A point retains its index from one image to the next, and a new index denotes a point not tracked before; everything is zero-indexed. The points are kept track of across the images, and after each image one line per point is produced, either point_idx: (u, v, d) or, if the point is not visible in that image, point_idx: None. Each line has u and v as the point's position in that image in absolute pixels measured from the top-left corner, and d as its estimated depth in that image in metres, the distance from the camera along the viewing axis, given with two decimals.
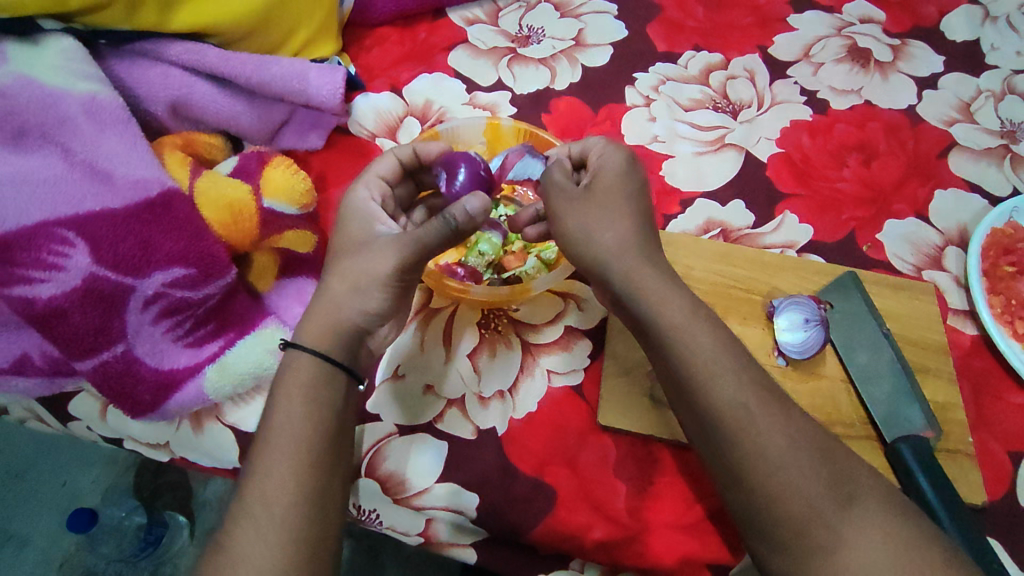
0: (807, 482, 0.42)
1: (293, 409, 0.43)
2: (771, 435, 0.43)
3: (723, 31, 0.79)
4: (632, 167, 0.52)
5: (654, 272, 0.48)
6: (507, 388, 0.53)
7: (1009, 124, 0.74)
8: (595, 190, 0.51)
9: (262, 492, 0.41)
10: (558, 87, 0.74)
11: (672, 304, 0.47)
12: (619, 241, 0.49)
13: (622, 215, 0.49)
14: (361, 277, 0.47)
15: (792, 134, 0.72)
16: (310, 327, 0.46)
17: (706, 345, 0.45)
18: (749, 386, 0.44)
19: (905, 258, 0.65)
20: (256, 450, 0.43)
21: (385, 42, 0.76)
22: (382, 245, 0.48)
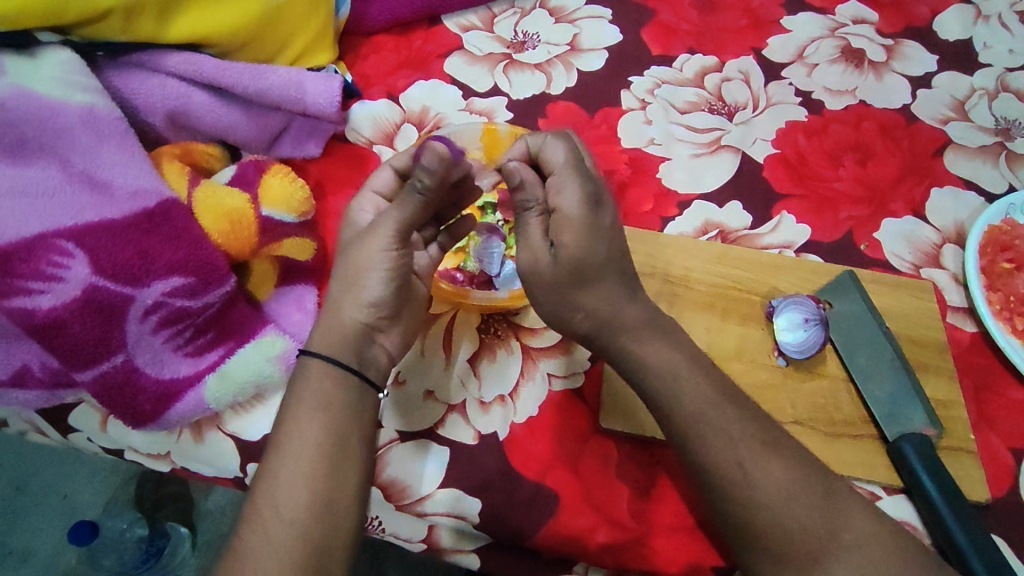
0: (800, 528, 0.42)
1: (309, 418, 0.43)
2: (765, 482, 0.42)
3: (716, 33, 0.80)
4: (592, 208, 0.44)
5: (645, 334, 0.46)
6: (507, 393, 0.53)
7: (1003, 122, 0.75)
8: (559, 261, 0.45)
9: (274, 497, 0.41)
10: (553, 91, 0.74)
11: (661, 365, 0.46)
12: (594, 317, 0.46)
13: (592, 278, 0.45)
14: (356, 273, 0.46)
15: (788, 135, 0.72)
16: (319, 335, 0.46)
17: (697, 403, 0.45)
18: (748, 437, 0.44)
19: (902, 257, 0.65)
20: (267, 460, 0.42)
21: (381, 50, 0.77)
22: (369, 233, 0.47)
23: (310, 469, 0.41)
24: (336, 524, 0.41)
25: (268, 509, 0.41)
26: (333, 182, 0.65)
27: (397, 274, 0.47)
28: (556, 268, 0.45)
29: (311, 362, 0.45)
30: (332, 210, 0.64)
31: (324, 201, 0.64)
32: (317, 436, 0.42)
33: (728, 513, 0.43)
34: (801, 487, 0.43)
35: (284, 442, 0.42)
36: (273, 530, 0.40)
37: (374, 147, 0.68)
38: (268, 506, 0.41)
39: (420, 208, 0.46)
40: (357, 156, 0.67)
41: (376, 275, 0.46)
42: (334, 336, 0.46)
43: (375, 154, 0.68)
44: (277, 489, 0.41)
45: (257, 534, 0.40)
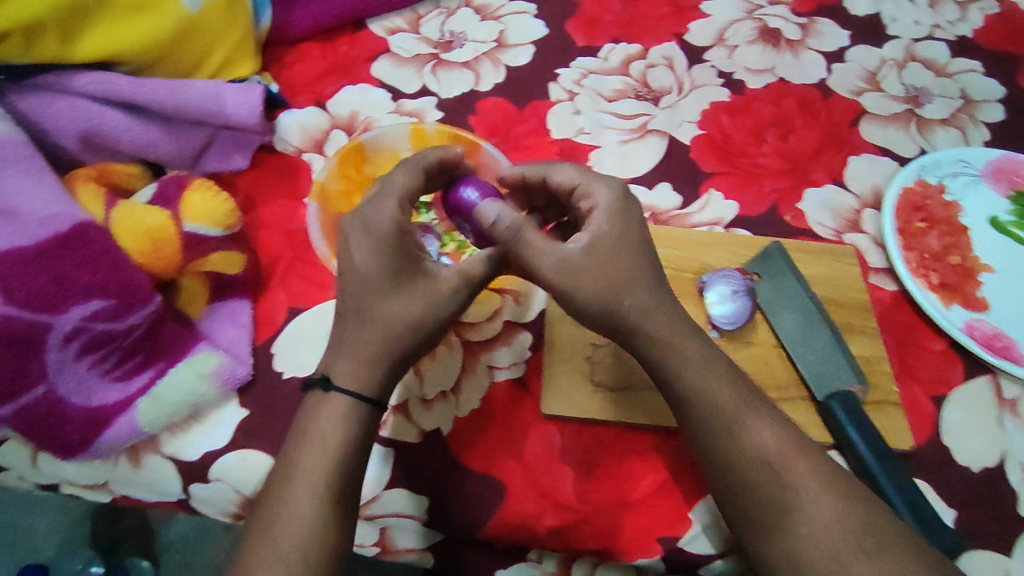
0: (826, 535, 0.42)
1: (323, 443, 0.45)
2: (790, 481, 0.44)
3: (639, 21, 0.82)
4: (623, 201, 0.50)
5: (674, 330, 0.49)
6: (448, 388, 0.54)
7: (912, 89, 0.79)
8: (597, 251, 0.49)
9: (282, 517, 0.43)
10: (482, 87, 0.75)
11: (696, 370, 0.48)
12: (642, 309, 0.48)
13: (612, 267, 0.48)
14: (382, 326, 0.47)
15: (712, 116, 0.74)
16: (341, 367, 0.47)
17: (713, 387, 0.47)
18: (760, 417, 0.47)
19: (825, 224, 0.68)
20: (280, 475, 0.45)
21: (307, 58, 0.77)
22: (399, 290, 0.48)
23: (319, 490, 0.43)
24: (329, 556, 0.43)
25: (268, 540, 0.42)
26: (263, 194, 0.65)
27: (424, 324, 0.48)
28: (589, 257, 0.48)
29: (335, 397, 0.46)
30: (262, 220, 0.63)
31: (254, 213, 0.63)
32: (321, 469, 0.44)
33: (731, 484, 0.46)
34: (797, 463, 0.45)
35: (293, 475, 0.44)
36: (278, 545, 0.42)
37: (304, 155, 0.68)
38: (269, 537, 0.42)
39: (431, 304, 0.48)
40: (286, 165, 0.67)
41: (406, 328, 0.48)
42: (359, 365, 0.47)
43: (305, 162, 0.67)
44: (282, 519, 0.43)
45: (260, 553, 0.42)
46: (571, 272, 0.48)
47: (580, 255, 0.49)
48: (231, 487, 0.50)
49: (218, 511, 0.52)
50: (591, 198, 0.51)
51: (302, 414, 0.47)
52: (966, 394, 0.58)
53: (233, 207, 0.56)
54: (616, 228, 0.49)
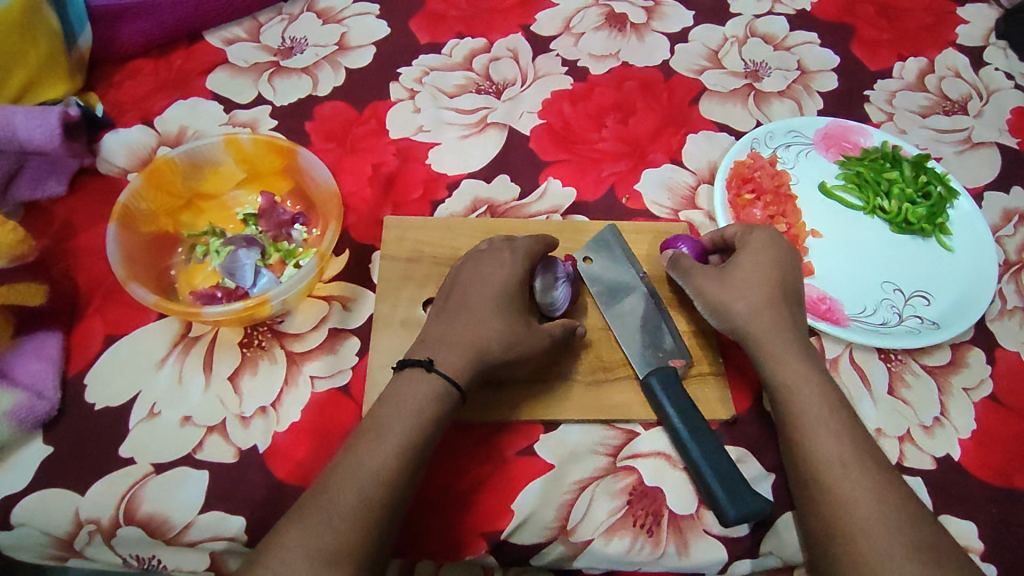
0: (858, 505, 0.42)
1: (405, 414, 0.45)
2: (826, 454, 0.45)
3: (485, 15, 0.82)
4: (773, 238, 0.56)
5: (776, 323, 0.52)
6: (269, 403, 0.52)
7: (752, 64, 0.81)
8: (729, 269, 0.55)
9: (348, 482, 0.42)
10: (320, 93, 0.74)
11: (787, 361, 0.50)
12: (751, 305, 0.53)
13: (532, 333, 0.51)
14: (456, 347, 0.49)
15: (554, 105, 0.75)
16: (450, 356, 0.48)
17: (789, 361, 0.50)
18: (821, 389, 0.49)
19: (662, 204, 0.69)
20: (354, 441, 0.44)
21: (138, 74, 0.75)
22: (491, 316, 0.51)
23: (390, 460, 0.43)
24: (372, 528, 0.41)
25: (321, 509, 0.40)
26: (83, 219, 0.62)
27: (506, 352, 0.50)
28: (724, 275, 0.55)
29: (419, 372, 0.47)
30: (77, 246, 0.60)
31: (71, 239, 0.60)
32: (398, 438, 0.44)
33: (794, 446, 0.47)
34: (855, 439, 0.46)
35: (367, 444, 0.44)
36: (341, 508, 0.40)
37: (128, 175, 0.66)
38: (324, 503, 0.41)
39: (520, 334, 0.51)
40: (109, 188, 0.64)
41: (479, 360, 0.49)
42: (460, 357, 0.48)
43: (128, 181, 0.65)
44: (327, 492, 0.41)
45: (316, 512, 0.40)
46: (726, 278, 0.55)
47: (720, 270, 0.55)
48: (37, 529, 0.48)
49: (37, 556, 0.49)
50: (745, 232, 0.58)
51: (392, 390, 0.47)
52: None
53: (24, 238, 0.55)
54: (759, 257, 0.55)
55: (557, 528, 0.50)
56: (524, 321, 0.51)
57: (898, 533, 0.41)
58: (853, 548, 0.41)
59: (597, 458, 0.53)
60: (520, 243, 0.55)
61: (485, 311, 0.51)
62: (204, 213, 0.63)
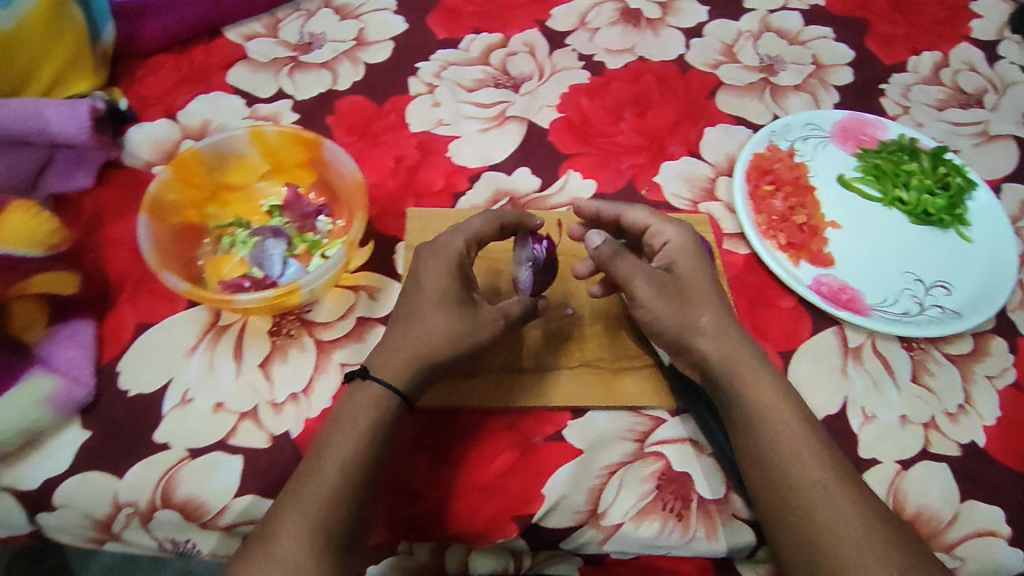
0: (831, 513, 0.44)
1: (352, 432, 0.45)
2: (796, 466, 0.45)
3: (501, 11, 0.83)
4: (693, 239, 0.55)
5: (735, 341, 0.50)
6: (300, 390, 0.53)
7: (767, 59, 0.82)
8: (678, 279, 0.53)
9: (295, 511, 0.43)
10: (340, 87, 0.74)
11: (762, 378, 0.49)
12: (722, 343, 0.50)
13: (480, 319, 0.51)
14: (391, 352, 0.49)
15: (571, 99, 0.75)
16: (387, 362, 0.48)
17: (758, 377, 0.49)
18: (780, 397, 0.48)
19: (682, 195, 0.69)
20: (306, 463, 0.46)
21: (160, 70, 0.75)
22: (426, 309, 0.50)
23: (333, 481, 0.44)
24: (333, 542, 0.43)
25: (279, 536, 0.42)
26: (112, 212, 0.63)
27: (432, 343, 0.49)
28: (677, 291, 0.52)
29: (372, 382, 0.47)
30: (108, 239, 0.61)
31: (102, 231, 0.61)
32: (354, 447, 0.45)
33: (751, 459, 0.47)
34: (817, 441, 0.47)
35: (325, 460, 0.44)
36: (289, 534, 0.42)
37: (153, 168, 0.66)
38: (279, 532, 0.42)
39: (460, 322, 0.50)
40: (136, 180, 0.65)
41: (416, 358, 0.48)
42: (398, 363, 0.48)
43: (154, 174, 0.66)
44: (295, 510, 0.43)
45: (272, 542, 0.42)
46: (666, 294, 0.52)
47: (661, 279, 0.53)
48: (79, 512, 0.49)
49: (77, 538, 0.50)
50: (661, 236, 0.56)
51: (343, 406, 0.47)
52: (814, 346, 0.60)
53: (60, 226, 0.54)
54: (694, 268, 0.53)
55: (587, 512, 0.50)
56: (471, 308, 0.51)
57: (863, 535, 0.43)
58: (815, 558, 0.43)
59: (625, 443, 0.53)
60: (472, 227, 0.54)
61: (434, 306, 0.50)
62: (229, 204, 0.63)
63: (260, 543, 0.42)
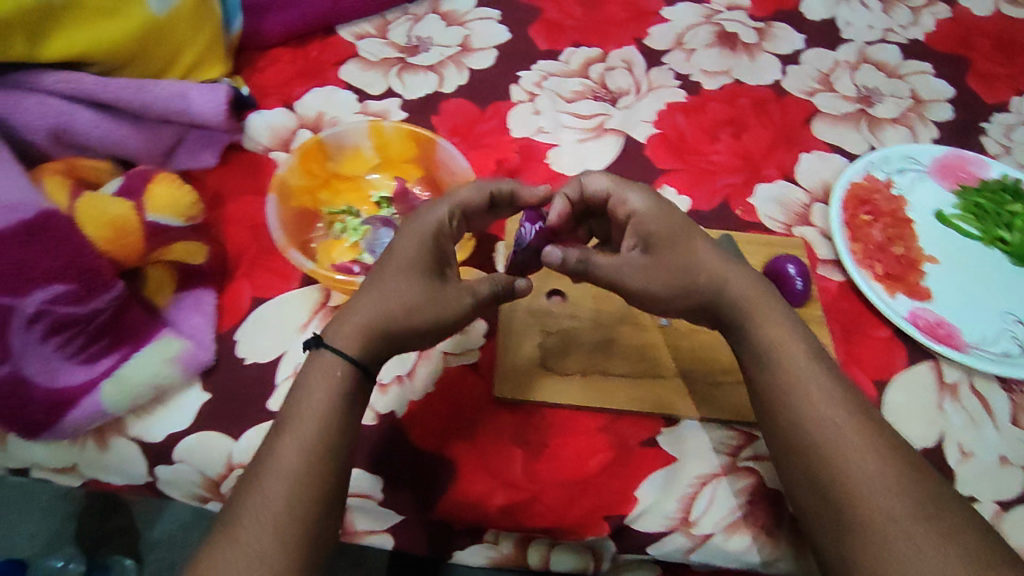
0: (858, 457, 0.45)
1: (315, 402, 0.45)
2: (815, 416, 0.47)
3: (600, 27, 0.85)
4: (659, 200, 0.54)
5: (754, 289, 0.52)
6: (404, 373, 0.56)
7: (864, 90, 0.82)
8: (652, 249, 0.53)
9: (268, 479, 0.43)
10: (446, 90, 0.77)
11: (771, 324, 0.50)
12: (711, 281, 0.52)
13: (446, 294, 0.50)
14: (354, 313, 0.48)
15: (668, 116, 0.77)
16: (345, 329, 0.47)
17: (777, 326, 0.50)
18: (794, 334, 0.50)
19: (776, 218, 0.70)
20: (272, 434, 0.45)
21: (278, 63, 0.80)
22: (389, 278, 0.49)
23: (300, 450, 0.44)
24: (308, 511, 0.43)
25: (255, 504, 0.42)
26: (230, 191, 0.66)
27: (394, 313, 0.48)
28: (649, 261, 0.53)
29: (326, 351, 0.47)
30: (227, 216, 0.64)
31: (223, 208, 0.65)
32: (316, 432, 0.44)
33: (783, 427, 0.48)
34: (855, 408, 0.47)
35: (287, 447, 0.44)
36: (263, 502, 0.42)
37: (271, 154, 0.70)
38: (255, 500, 0.42)
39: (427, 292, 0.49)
40: (254, 163, 0.69)
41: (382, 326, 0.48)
42: (361, 329, 0.47)
43: (271, 159, 0.69)
44: (259, 500, 0.42)
45: (243, 514, 0.42)
46: (641, 266, 0.53)
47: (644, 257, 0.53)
48: (194, 469, 0.52)
49: (184, 493, 0.53)
50: (626, 204, 0.55)
51: (303, 376, 0.47)
52: (910, 378, 0.60)
53: (197, 200, 0.57)
54: (668, 227, 0.53)
55: (678, 519, 0.51)
56: (440, 286, 0.50)
57: (906, 498, 0.43)
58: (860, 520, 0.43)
59: (718, 456, 0.54)
60: (458, 196, 0.55)
61: (400, 271, 0.50)
62: (341, 193, 0.67)
63: (223, 533, 0.41)
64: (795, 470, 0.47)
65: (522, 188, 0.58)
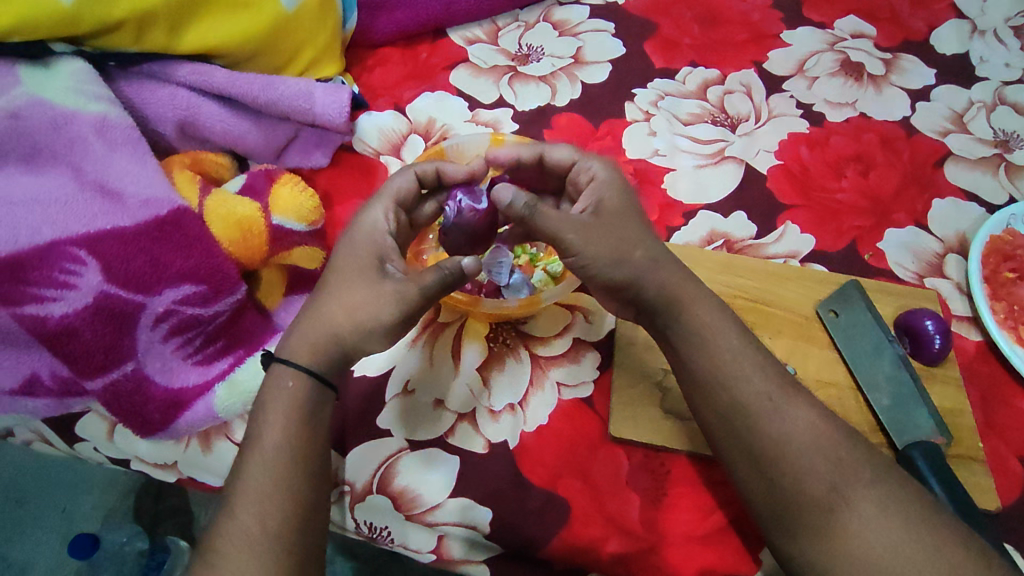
0: (830, 476, 0.43)
1: (281, 425, 0.44)
2: (802, 436, 0.44)
3: (718, 46, 0.80)
4: (618, 174, 0.53)
5: (677, 275, 0.50)
6: (517, 401, 0.54)
7: (1002, 134, 0.75)
8: (602, 212, 0.51)
9: (248, 507, 0.42)
10: (558, 103, 0.75)
11: (721, 333, 0.48)
12: (651, 252, 0.50)
13: (380, 290, 0.47)
14: (332, 312, 0.46)
15: (791, 146, 0.73)
16: (296, 345, 0.46)
17: (711, 328, 0.48)
18: (748, 342, 0.48)
19: (906, 266, 0.66)
20: (240, 458, 0.44)
21: (387, 63, 0.77)
22: (335, 282, 0.48)
23: (269, 477, 0.42)
24: (287, 542, 0.42)
25: (231, 531, 0.41)
26: (340, 193, 0.65)
27: (377, 316, 0.46)
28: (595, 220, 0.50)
29: (276, 368, 0.46)
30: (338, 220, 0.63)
31: (333, 211, 0.64)
32: (281, 455, 0.43)
33: (756, 462, 0.45)
34: (818, 426, 0.45)
35: (252, 471, 0.43)
36: (238, 529, 0.41)
37: (381, 158, 0.68)
38: (229, 526, 0.42)
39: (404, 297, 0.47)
40: (365, 166, 0.67)
41: (372, 332, 0.47)
42: (315, 343, 0.46)
43: (382, 164, 0.68)
44: (235, 525, 0.41)
45: (224, 544, 0.41)
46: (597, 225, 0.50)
47: (590, 217, 0.50)
48: None
49: None
50: (590, 172, 0.54)
51: (262, 393, 0.46)
52: None
53: (318, 204, 0.55)
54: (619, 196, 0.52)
55: None
56: (373, 280, 0.47)
57: (887, 521, 0.42)
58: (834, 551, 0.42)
59: None
60: (391, 188, 0.53)
61: (341, 280, 0.48)
62: None
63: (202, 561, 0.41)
64: (767, 503, 0.45)
65: (446, 167, 0.55)
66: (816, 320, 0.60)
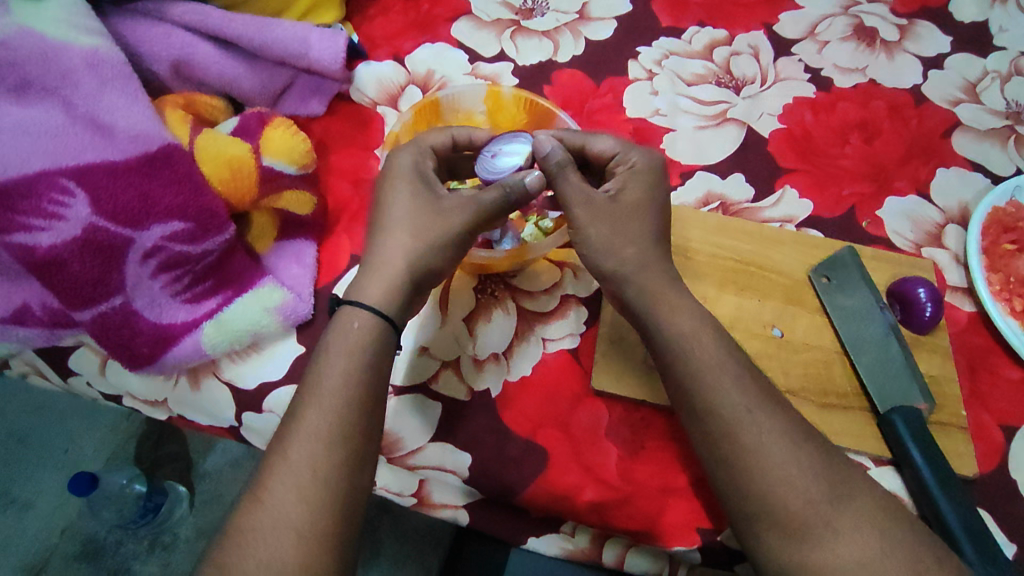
0: (805, 483, 0.42)
1: (346, 368, 0.44)
2: (776, 440, 0.43)
3: (728, 7, 0.78)
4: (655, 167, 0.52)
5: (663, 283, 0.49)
6: (502, 351, 0.54)
7: (1015, 105, 0.73)
8: (620, 203, 0.50)
9: (305, 448, 0.41)
10: (559, 59, 0.73)
11: (683, 314, 0.48)
12: (640, 253, 0.49)
13: (444, 208, 0.49)
14: (398, 246, 0.48)
15: (795, 111, 0.71)
16: (370, 287, 0.47)
17: (688, 313, 0.48)
18: (709, 332, 0.47)
19: (905, 235, 0.65)
20: (301, 399, 0.44)
21: (388, 12, 0.75)
22: (399, 219, 0.49)
23: (330, 418, 0.42)
24: (340, 486, 0.41)
25: (286, 469, 0.41)
26: (334, 141, 0.64)
27: (448, 230, 0.49)
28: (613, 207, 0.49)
29: (344, 311, 0.47)
30: (331, 167, 0.63)
31: (327, 158, 0.63)
32: (338, 400, 0.43)
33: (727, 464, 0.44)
34: (799, 443, 0.44)
35: (308, 413, 0.42)
36: (292, 468, 0.41)
37: (378, 108, 0.67)
38: (284, 464, 0.41)
39: (477, 213, 0.49)
40: (361, 115, 0.66)
41: (449, 245, 0.49)
42: (387, 287, 0.47)
43: (378, 115, 0.67)
44: (284, 462, 0.41)
45: (278, 480, 0.41)
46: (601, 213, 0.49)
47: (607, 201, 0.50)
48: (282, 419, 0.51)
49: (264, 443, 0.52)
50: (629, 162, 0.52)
51: (331, 335, 0.45)
52: None
53: (310, 148, 0.56)
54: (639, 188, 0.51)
55: None
56: (428, 207, 0.49)
57: (859, 538, 0.41)
58: (774, 527, 0.42)
59: None
60: (426, 139, 0.53)
61: (408, 216, 0.49)
62: None
63: (252, 497, 0.41)
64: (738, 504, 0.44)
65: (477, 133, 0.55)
66: (807, 285, 0.60)
